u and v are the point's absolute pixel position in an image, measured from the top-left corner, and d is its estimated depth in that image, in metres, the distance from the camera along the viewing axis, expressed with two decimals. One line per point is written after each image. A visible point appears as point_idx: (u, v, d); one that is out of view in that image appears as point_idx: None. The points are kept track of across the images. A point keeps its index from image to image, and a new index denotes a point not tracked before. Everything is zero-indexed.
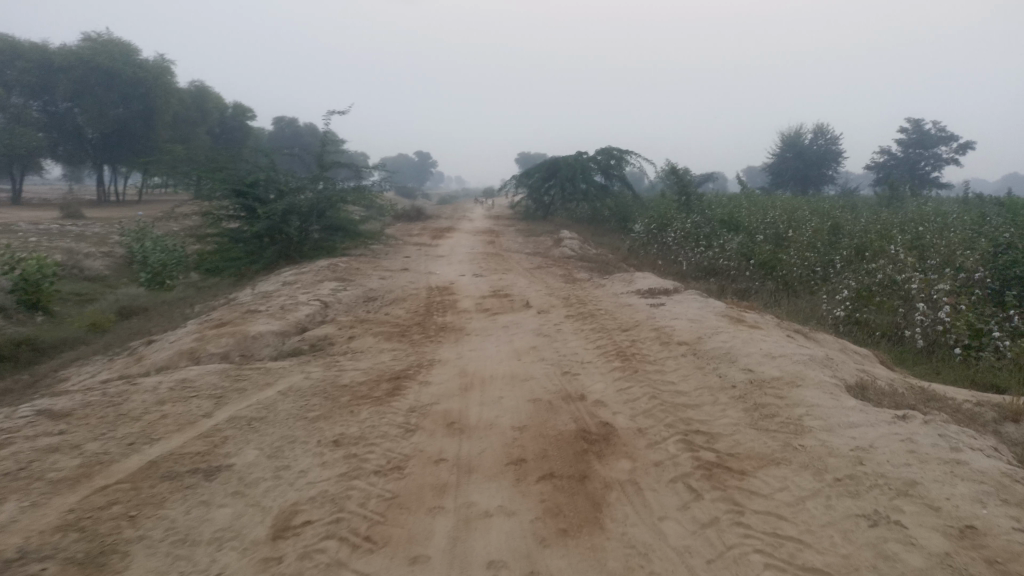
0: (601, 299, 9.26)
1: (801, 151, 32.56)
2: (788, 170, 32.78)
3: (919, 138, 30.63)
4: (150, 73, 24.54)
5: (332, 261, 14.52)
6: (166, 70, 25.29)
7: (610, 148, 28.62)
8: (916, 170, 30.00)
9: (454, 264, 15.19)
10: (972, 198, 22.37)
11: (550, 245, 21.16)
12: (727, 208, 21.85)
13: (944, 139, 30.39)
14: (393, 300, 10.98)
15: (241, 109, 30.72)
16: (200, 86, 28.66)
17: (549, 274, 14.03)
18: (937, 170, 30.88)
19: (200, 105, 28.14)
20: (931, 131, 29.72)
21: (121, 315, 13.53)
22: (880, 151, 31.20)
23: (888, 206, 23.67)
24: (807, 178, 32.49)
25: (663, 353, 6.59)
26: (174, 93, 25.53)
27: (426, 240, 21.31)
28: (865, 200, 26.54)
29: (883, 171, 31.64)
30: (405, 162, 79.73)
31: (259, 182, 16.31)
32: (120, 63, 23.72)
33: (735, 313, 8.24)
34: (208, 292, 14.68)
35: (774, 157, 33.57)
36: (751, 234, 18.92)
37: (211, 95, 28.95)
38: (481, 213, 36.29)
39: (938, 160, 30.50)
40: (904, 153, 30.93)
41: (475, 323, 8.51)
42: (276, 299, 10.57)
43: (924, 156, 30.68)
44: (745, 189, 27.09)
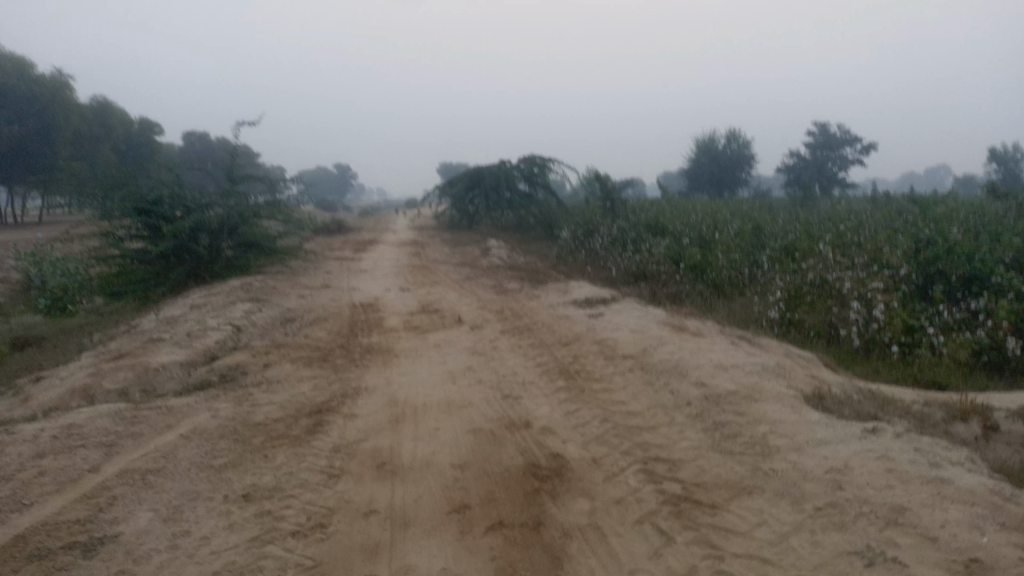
0: (537, 311, 8.80)
1: (715, 155, 33.10)
2: (703, 174, 33.28)
3: (825, 140, 31.54)
4: (48, 89, 22.90)
5: (246, 281, 13.62)
6: (65, 85, 23.68)
7: (533, 155, 28.42)
8: (823, 171, 30.88)
9: (378, 278, 14.48)
10: (879, 196, 23.04)
11: (477, 255, 20.66)
12: (652, 213, 21.83)
13: (848, 140, 31.39)
14: (313, 321, 10.24)
15: (149, 124, 29.15)
16: (103, 101, 27.01)
17: (478, 285, 13.52)
18: (844, 170, 31.85)
19: (104, 121, 26.48)
20: (836, 133, 30.63)
21: (15, 347, 12.39)
22: (790, 154, 32.00)
23: (803, 206, 24.16)
24: (722, 181, 33.07)
25: (609, 369, 6.15)
26: (74, 109, 23.96)
27: (348, 254, 20.49)
28: (780, 201, 27.08)
29: (793, 172, 32.45)
30: (323, 175, 77.87)
31: (163, 199, 15.24)
32: (13, 77, 22.10)
33: (677, 322, 7.90)
34: (110, 318, 13.56)
35: (691, 162, 34.04)
36: (677, 237, 18.86)
37: (115, 110, 27.31)
38: (404, 224, 35.52)
39: (844, 160, 31.46)
40: (812, 155, 31.80)
41: (403, 343, 7.90)
42: (184, 325, 9.68)
43: (831, 157, 31.60)
44: (666, 193, 27.27)
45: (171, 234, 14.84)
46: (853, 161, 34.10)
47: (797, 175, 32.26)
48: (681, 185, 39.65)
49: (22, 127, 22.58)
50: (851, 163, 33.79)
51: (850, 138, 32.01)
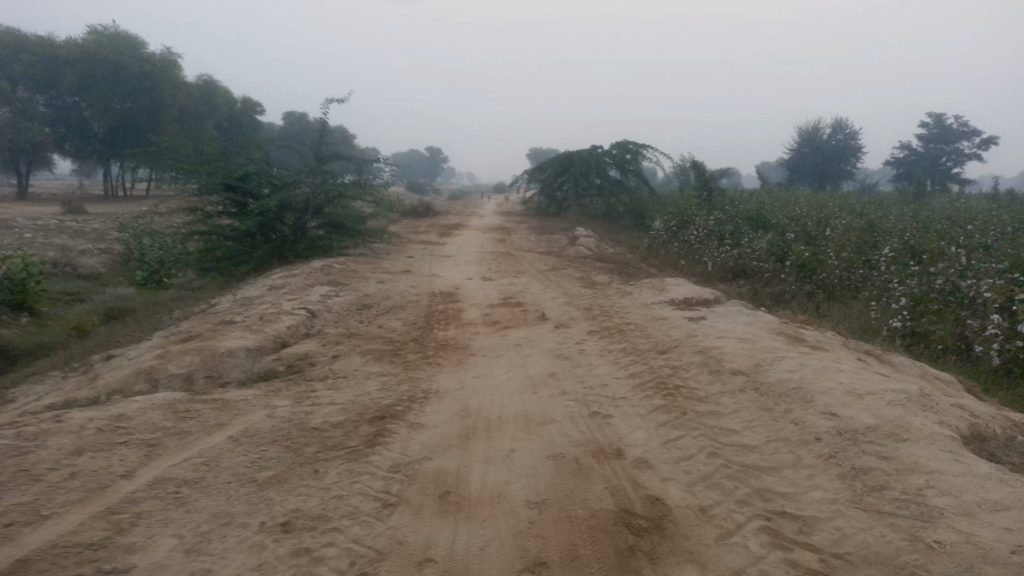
0: (630, 311, 7.96)
1: (818, 146, 31.06)
2: (804, 166, 31.32)
3: (940, 132, 29.04)
4: (157, 67, 23.36)
5: (327, 262, 13.31)
6: (174, 64, 24.12)
7: (625, 142, 27.46)
8: (937, 166, 28.47)
9: (461, 265, 13.90)
10: (1002, 194, 20.89)
11: (564, 243, 19.86)
12: (753, 204, 20.47)
13: (967, 133, 28.81)
14: (390, 309, 9.71)
15: (251, 104, 29.43)
16: (208, 80, 27.40)
17: (565, 277, 12.73)
18: (960, 166, 29.27)
19: (209, 100, 26.84)
20: (954, 125, 28.14)
21: (107, 317, 12.47)
22: (900, 146, 29.68)
23: (917, 203, 22.19)
24: (825, 174, 31.00)
25: (716, 387, 5.28)
26: (181, 87, 24.45)
27: (433, 238, 20.04)
28: (890, 196, 25.05)
29: (903, 166, 30.10)
30: (415, 157, 78.39)
31: (251, 176, 15.05)
32: (126, 56, 22.52)
33: (792, 331, 6.93)
34: (196, 294, 13.53)
35: (791, 153, 32.08)
36: (780, 232, 17.51)
37: (219, 89, 27.65)
38: (492, 208, 35.04)
39: (961, 155, 28.91)
40: (925, 149, 29.37)
41: (482, 340, 7.22)
42: (258, 307, 9.31)
43: (946, 151, 29.08)
44: (766, 184, 25.70)
45: (256, 212, 14.66)
46: (971, 156, 31.38)
47: (907, 170, 29.90)
48: (780, 177, 37.61)
49: (132, 104, 23.19)
50: (968, 158, 31.09)
51: (969, 131, 29.38)
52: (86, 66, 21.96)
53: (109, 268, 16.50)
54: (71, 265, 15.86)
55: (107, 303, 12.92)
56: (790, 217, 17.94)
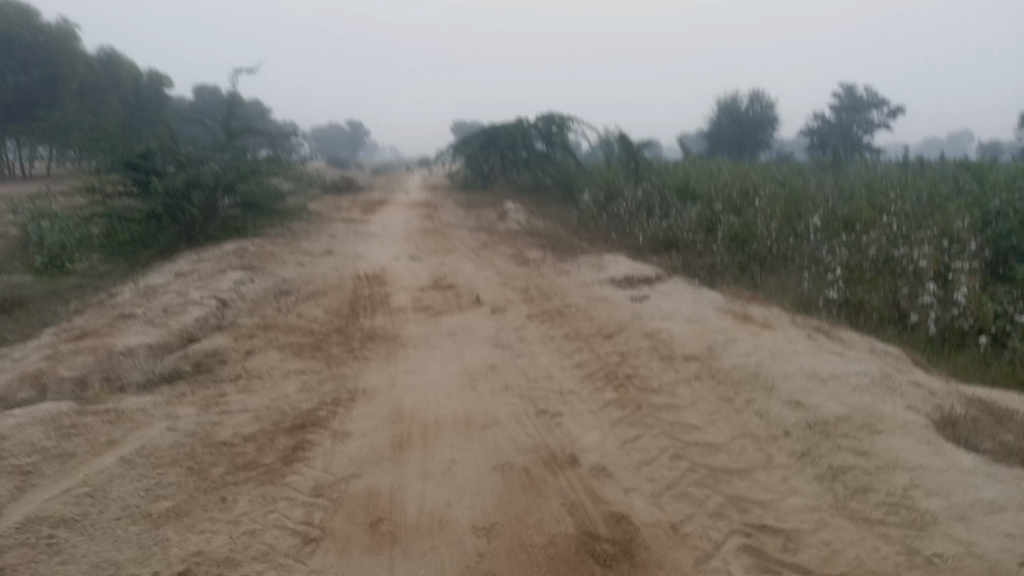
0: (570, 291, 7.52)
1: (737, 117, 31.31)
2: (724, 136, 31.56)
3: (851, 102, 29.64)
4: (54, 39, 21.34)
5: (242, 244, 12.41)
6: (72, 35, 22.10)
7: (551, 113, 26.57)
8: (848, 136, 29.06)
9: (386, 244, 13.20)
10: (911, 160, 21.39)
11: (493, 219, 19.33)
12: (680, 175, 20.35)
13: (876, 103, 29.48)
14: (311, 295, 9.00)
15: (159, 76, 27.63)
16: (111, 51, 25.53)
17: (497, 254, 12.22)
18: (869, 135, 29.98)
19: (113, 72, 25.01)
20: (863, 95, 28.74)
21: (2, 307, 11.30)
22: (814, 116, 30.18)
23: (833, 171, 22.55)
24: (743, 145, 31.31)
25: (671, 375, 4.88)
26: (81, 60, 22.48)
27: (356, 216, 19.18)
28: (808, 165, 25.42)
29: (817, 136, 30.65)
30: (335, 131, 76.06)
31: (153, 153, 13.89)
32: (18, 27, 20.59)
33: (739, 309, 6.61)
34: (98, 281, 12.43)
35: (711, 124, 32.27)
36: (709, 202, 17.40)
37: (123, 61, 25.80)
38: (417, 183, 34.17)
39: (871, 124, 29.58)
40: (837, 119, 29.95)
41: (413, 328, 6.65)
42: (163, 297, 8.46)
43: (856, 121, 29.71)
44: (689, 155, 25.72)
45: (161, 191, 13.55)
46: (879, 125, 32.20)
47: (821, 139, 30.47)
48: (700, 147, 37.85)
49: (27, 78, 21.14)
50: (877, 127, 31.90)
51: (877, 101, 30.08)
52: None
53: (4, 254, 15.00)
54: None
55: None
56: (718, 187, 17.84)
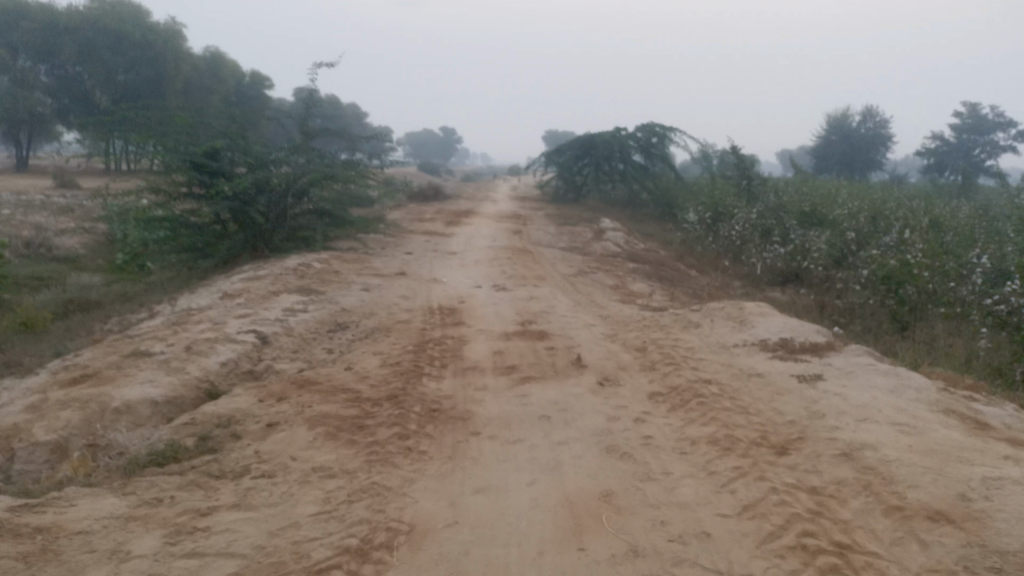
0: (706, 358, 5.57)
1: (846, 134, 28.39)
2: (831, 155, 28.68)
3: (974, 122, 26.36)
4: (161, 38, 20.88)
5: (308, 259, 11.03)
6: (181, 36, 21.57)
7: (653, 124, 24.63)
8: (969, 159, 25.78)
9: (467, 266, 11.58)
10: None
11: (588, 237, 17.45)
12: (799, 193, 18.07)
13: (1005, 123, 26.10)
14: (372, 333, 7.38)
15: (261, 78, 27.09)
16: (216, 52, 25.13)
17: (594, 286, 10.37)
18: (993, 159, 26.60)
19: (216, 72, 24.51)
20: (990, 113, 25.47)
21: (64, 311, 10.24)
22: (931, 136, 27.03)
23: (968, 198, 19.55)
24: (852, 164, 28.36)
25: (919, 560, 2.90)
26: (188, 59, 22.04)
27: (439, 228, 17.71)
28: (933, 186, 22.50)
29: (934, 157, 27.47)
30: (428, 136, 75.81)
31: (221, 151, 12.67)
32: (130, 26, 20.22)
33: (965, 410, 4.54)
34: (162, 289, 11.31)
35: (817, 141, 29.40)
36: (837, 229, 15.13)
37: (228, 61, 25.36)
38: (506, 192, 32.64)
39: (996, 147, 26.19)
40: (957, 139, 26.68)
41: (492, 405, 4.85)
42: (194, 329, 6.97)
43: (979, 142, 26.40)
44: (800, 172, 23.25)
45: (225, 194, 12.31)
46: (1005, 147, 28.66)
47: (938, 162, 27.26)
48: (804, 164, 34.94)
49: (136, 76, 20.78)
50: (1003, 149, 28.42)
51: (1005, 121, 26.67)
52: (87, 34, 19.80)
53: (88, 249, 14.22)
54: (45, 247, 13.57)
55: (50, 297, 10.64)
56: (848, 211, 15.53)
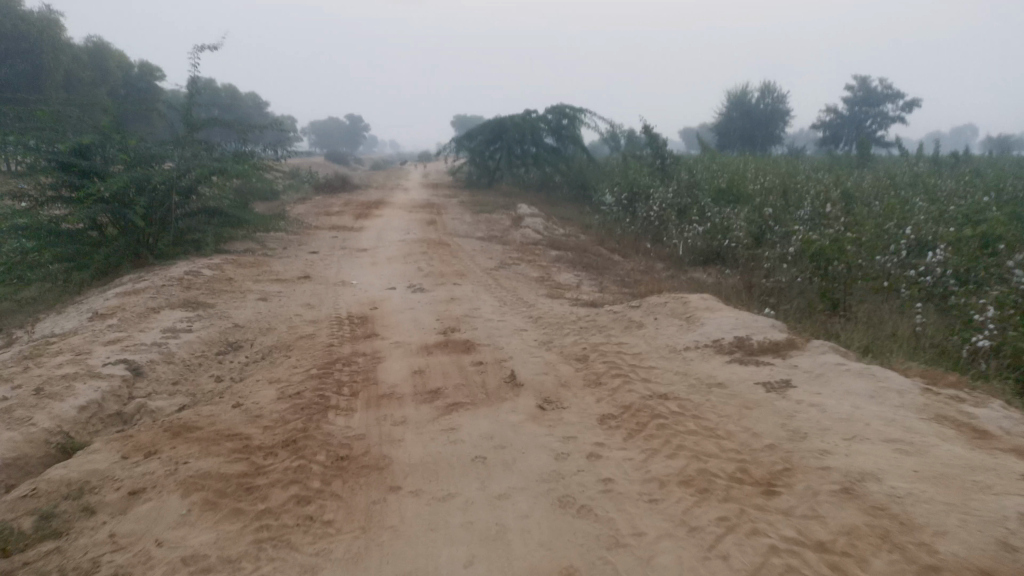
0: (657, 367, 4.87)
1: (747, 110, 28.62)
2: (734, 131, 28.89)
3: (865, 94, 27.00)
4: (36, 27, 18.92)
5: (199, 266, 9.81)
6: (57, 25, 19.63)
7: (564, 106, 24.21)
8: (862, 131, 26.44)
9: (378, 264, 10.63)
10: (950, 156, 18.73)
11: (506, 225, 16.70)
12: (712, 172, 17.86)
13: (893, 94, 26.86)
14: (270, 352, 6.38)
15: (151, 68, 24.96)
16: (99, 42, 22.92)
17: (517, 280, 9.61)
18: (884, 130, 27.35)
19: (101, 64, 22.39)
20: (880, 85, 26.13)
21: None
22: (825, 109, 27.57)
23: (868, 168, 19.86)
24: (754, 139, 28.66)
25: None
26: (66, 50, 20.01)
27: (347, 222, 16.58)
28: (833, 157, 22.86)
29: (829, 130, 28.05)
30: (333, 123, 73.43)
31: (93, 149, 11.24)
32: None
33: (955, 414, 3.98)
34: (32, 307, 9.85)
35: (719, 118, 29.57)
36: (754, 208, 14.90)
37: (112, 51, 23.22)
38: (417, 180, 31.54)
39: (886, 118, 26.95)
40: (849, 112, 27.30)
41: (413, 447, 3.99)
42: (48, 363, 5.79)
43: (870, 114, 27.08)
44: (709, 149, 23.20)
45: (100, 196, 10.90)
46: (893, 117, 29.64)
47: (833, 134, 27.85)
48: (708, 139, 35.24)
49: (9, 69, 18.65)
50: (892, 120, 29.36)
51: (893, 93, 27.46)
52: None
53: None
54: None
55: None
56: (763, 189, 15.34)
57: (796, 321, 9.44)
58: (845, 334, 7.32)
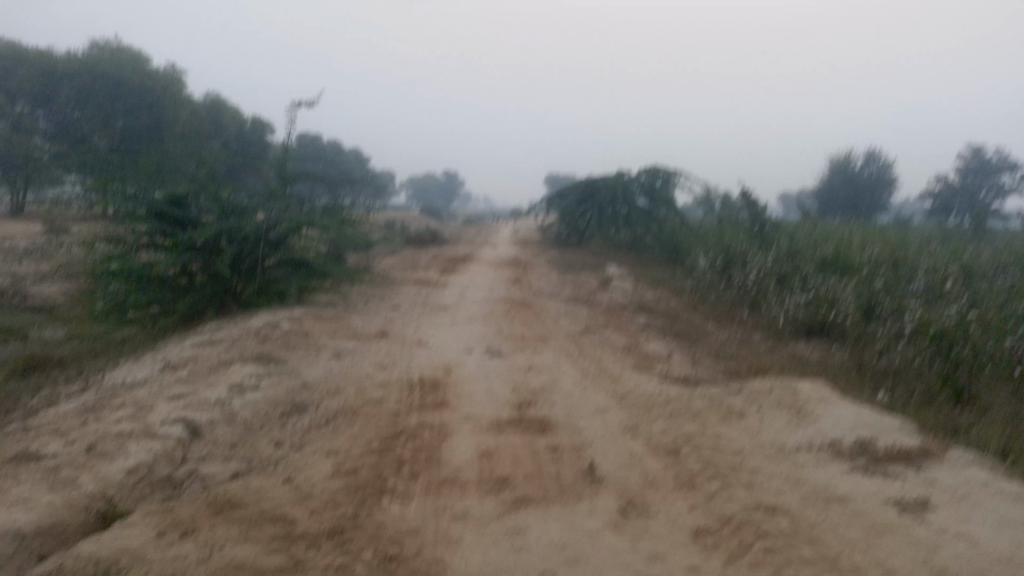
0: (763, 470, 4.19)
1: (849, 177, 27.36)
2: (834, 198, 27.62)
3: (978, 164, 25.38)
4: (160, 82, 20.30)
5: (277, 318, 9.69)
6: (178, 82, 21.05)
7: (656, 167, 23.56)
8: (975, 203, 24.73)
9: (458, 324, 10.27)
10: None
11: (594, 287, 16.15)
12: (814, 239, 16.87)
13: (1010, 165, 25.14)
14: (335, 418, 6.00)
15: (262, 123, 26.15)
16: (216, 98, 24.20)
17: (602, 348, 9.04)
18: (1000, 202, 25.56)
19: (217, 118, 23.55)
20: (995, 155, 24.52)
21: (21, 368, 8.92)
22: (933, 178, 26.05)
23: (984, 241, 18.43)
24: (856, 207, 27.29)
25: None
26: (186, 104, 21.28)
27: (431, 277, 16.44)
28: (944, 229, 21.40)
29: (938, 200, 26.44)
30: (429, 179, 75.28)
31: (188, 197, 11.47)
32: (128, 71, 19.55)
33: None
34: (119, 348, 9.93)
35: (818, 184, 28.38)
36: (861, 279, 13.83)
37: (228, 107, 24.41)
38: (506, 237, 31.50)
39: (1002, 189, 25.19)
40: (961, 182, 25.68)
41: (474, 552, 3.46)
42: (108, 419, 5.58)
43: (983, 184, 25.40)
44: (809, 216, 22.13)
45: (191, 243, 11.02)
46: (1009, 189, 27.76)
47: (942, 205, 26.22)
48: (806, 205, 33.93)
49: (134, 120, 19.90)
50: (1008, 191, 27.48)
51: (1010, 163, 25.70)
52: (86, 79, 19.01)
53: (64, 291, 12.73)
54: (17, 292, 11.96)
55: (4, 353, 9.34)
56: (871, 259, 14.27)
57: (912, 410, 8.43)
58: (975, 432, 6.39)
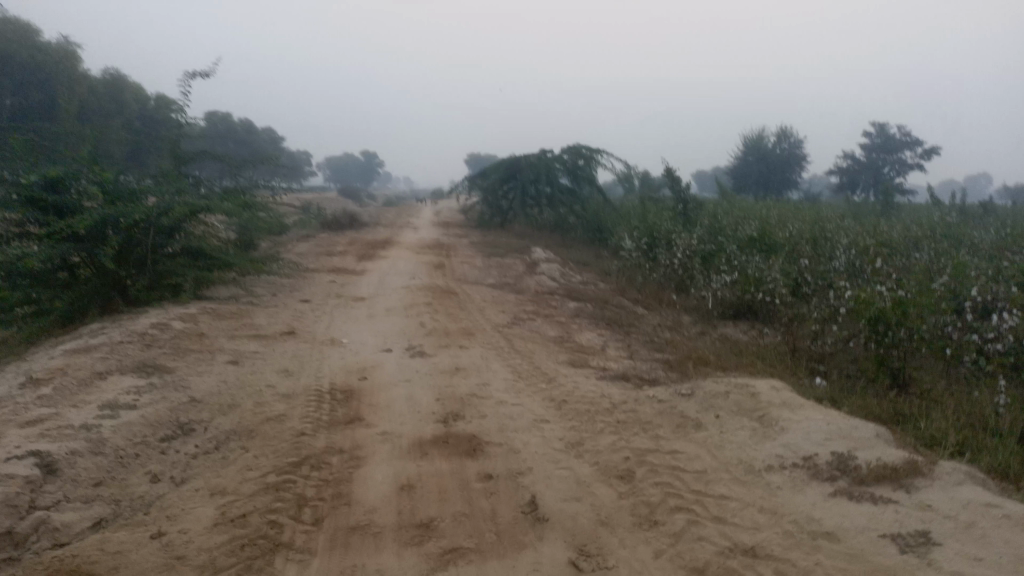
0: (733, 499, 3.56)
1: (764, 155, 27.48)
2: (749, 175, 27.74)
3: (883, 141, 25.89)
4: (53, 58, 18.54)
5: (169, 316, 8.61)
6: (73, 55, 19.30)
7: (579, 145, 23.03)
8: (880, 179, 25.24)
9: (375, 317, 9.40)
10: (981, 207, 17.56)
11: (520, 271, 15.49)
12: (738, 219, 16.68)
13: (912, 141, 25.74)
14: (228, 442, 5.11)
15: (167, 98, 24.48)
16: (115, 72, 22.31)
17: (532, 341, 8.35)
18: (903, 177, 26.19)
19: (116, 95, 21.93)
20: (898, 132, 25.05)
21: None
22: (842, 155, 26.47)
23: (895, 216, 18.69)
24: (770, 185, 27.49)
25: None
26: (82, 80, 19.58)
27: (348, 264, 15.42)
28: (856, 205, 21.69)
29: (846, 177, 26.90)
30: (347, 159, 73.04)
31: (67, 180, 10.14)
32: (16, 45, 17.84)
33: None
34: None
35: (734, 162, 28.44)
36: (788, 260, 13.63)
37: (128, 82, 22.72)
38: (428, 218, 30.49)
39: (905, 165, 25.79)
40: (867, 158, 26.17)
41: None
42: None
43: (888, 161, 25.94)
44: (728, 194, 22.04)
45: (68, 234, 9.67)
46: (911, 165, 28.54)
47: (850, 181, 26.70)
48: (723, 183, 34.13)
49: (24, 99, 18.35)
50: (910, 167, 28.25)
51: (912, 140, 26.33)
52: None
53: None
54: None
55: None
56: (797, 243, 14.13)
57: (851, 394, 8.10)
58: (926, 422, 5.99)
